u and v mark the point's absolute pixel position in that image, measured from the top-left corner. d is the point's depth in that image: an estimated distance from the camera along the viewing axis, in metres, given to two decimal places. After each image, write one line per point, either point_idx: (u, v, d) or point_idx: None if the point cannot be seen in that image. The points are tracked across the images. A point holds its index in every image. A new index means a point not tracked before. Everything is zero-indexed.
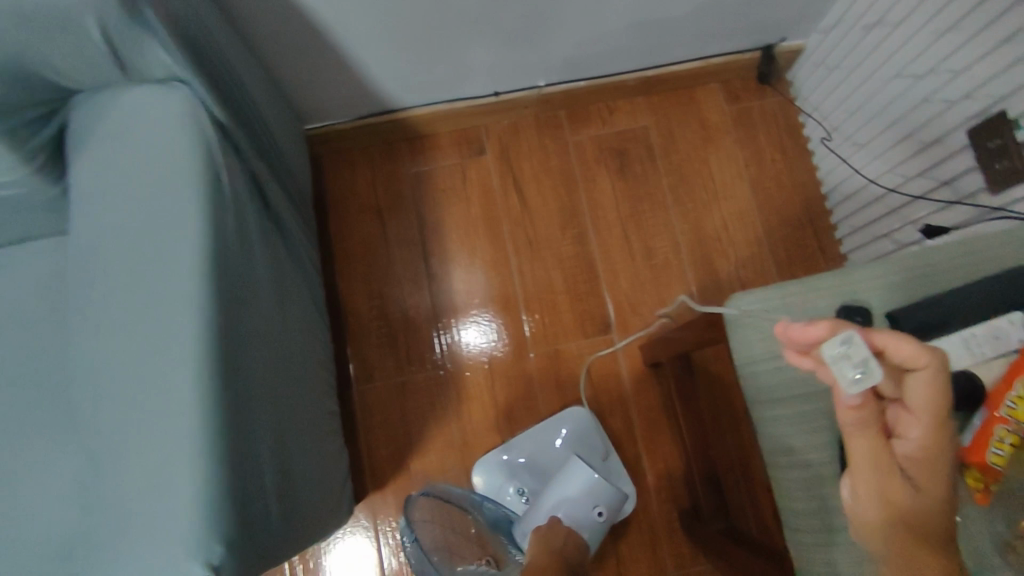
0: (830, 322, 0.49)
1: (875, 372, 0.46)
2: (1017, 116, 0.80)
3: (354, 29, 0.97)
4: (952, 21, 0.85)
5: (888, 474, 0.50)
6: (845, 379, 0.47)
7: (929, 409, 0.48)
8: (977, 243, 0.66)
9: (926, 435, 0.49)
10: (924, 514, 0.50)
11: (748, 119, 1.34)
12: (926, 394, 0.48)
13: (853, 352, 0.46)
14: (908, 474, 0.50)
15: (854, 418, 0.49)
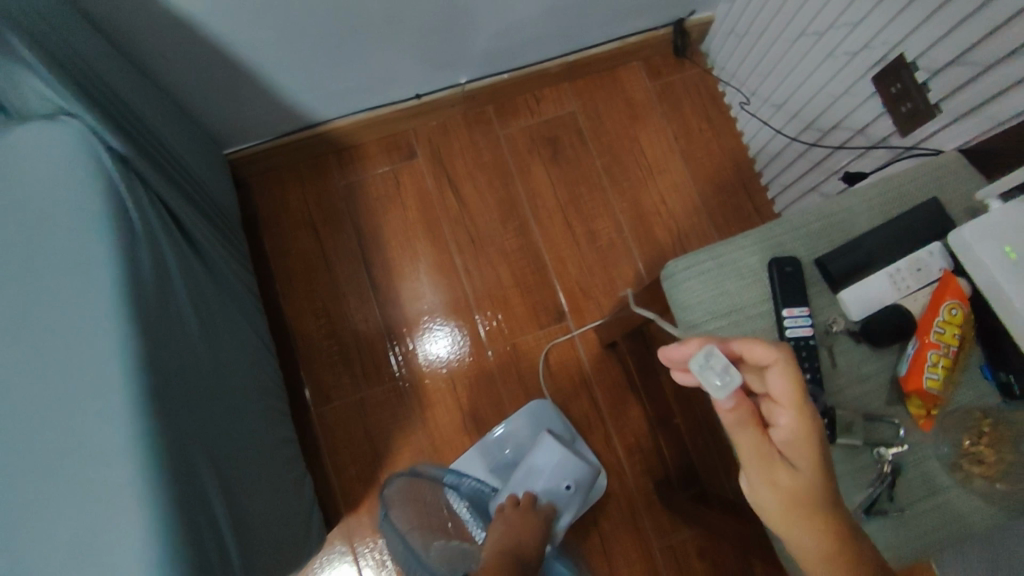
0: (696, 340, 0.54)
1: (736, 376, 0.50)
2: (914, 60, 0.83)
3: (258, 41, 0.94)
4: None
5: (771, 462, 0.51)
6: (711, 387, 0.51)
7: (790, 392, 0.50)
8: (892, 182, 0.68)
9: (794, 422, 0.50)
10: (812, 493, 0.50)
11: (671, 94, 1.36)
12: (783, 383, 0.51)
13: (715, 362, 0.51)
14: (790, 460, 0.51)
15: (731, 418, 0.51)
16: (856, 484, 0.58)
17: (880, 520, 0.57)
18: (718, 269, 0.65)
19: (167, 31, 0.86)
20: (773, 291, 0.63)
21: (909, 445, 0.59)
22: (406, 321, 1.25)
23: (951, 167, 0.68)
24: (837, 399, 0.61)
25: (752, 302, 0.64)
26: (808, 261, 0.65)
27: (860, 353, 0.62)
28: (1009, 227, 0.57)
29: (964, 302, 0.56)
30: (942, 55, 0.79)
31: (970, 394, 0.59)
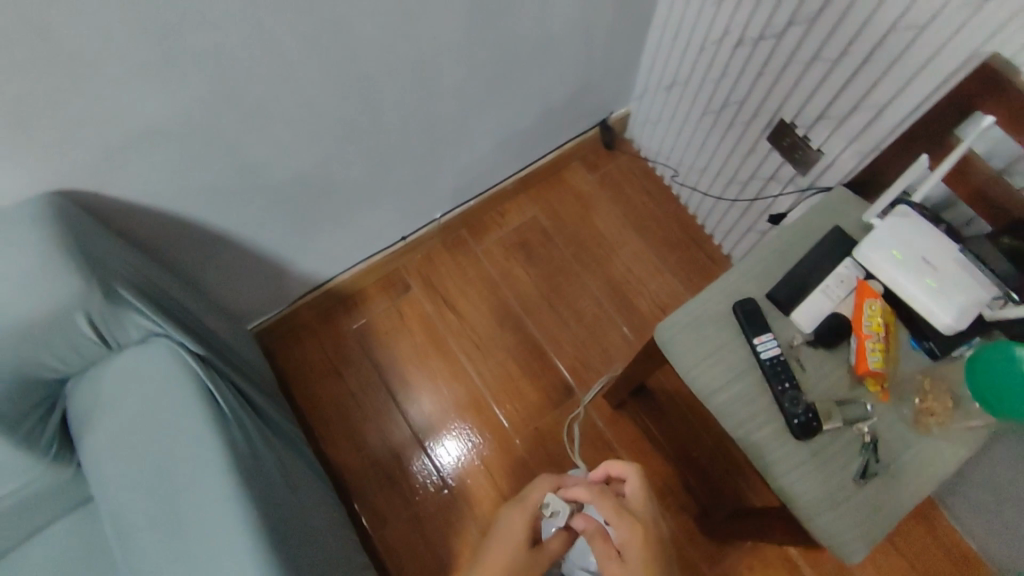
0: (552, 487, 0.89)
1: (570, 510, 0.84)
2: (792, 120, 1.06)
3: (275, 229, 1.13)
4: (722, 70, 1.13)
5: (609, 557, 0.79)
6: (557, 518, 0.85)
7: (609, 510, 0.82)
8: (804, 220, 0.87)
9: (621, 530, 0.80)
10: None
11: (612, 180, 1.59)
12: (606, 508, 0.83)
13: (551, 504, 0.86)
14: (623, 556, 0.79)
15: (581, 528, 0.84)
16: (851, 454, 0.75)
17: (877, 476, 0.74)
18: (695, 322, 0.83)
19: (206, 244, 1.04)
20: (743, 326, 0.80)
21: (876, 415, 0.76)
22: (437, 433, 1.38)
23: (841, 199, 0.89)
24: (815, 393, 0.78)
25: (729, 338, 0.81)
26: (761, 295, 0.83)
27: (822, 354, 0.79)
28: (889, 236, 0.79)
29: (879, 297, 0.77)
30: (809, 115, 1.02)
31: (907, 363, 0.79)
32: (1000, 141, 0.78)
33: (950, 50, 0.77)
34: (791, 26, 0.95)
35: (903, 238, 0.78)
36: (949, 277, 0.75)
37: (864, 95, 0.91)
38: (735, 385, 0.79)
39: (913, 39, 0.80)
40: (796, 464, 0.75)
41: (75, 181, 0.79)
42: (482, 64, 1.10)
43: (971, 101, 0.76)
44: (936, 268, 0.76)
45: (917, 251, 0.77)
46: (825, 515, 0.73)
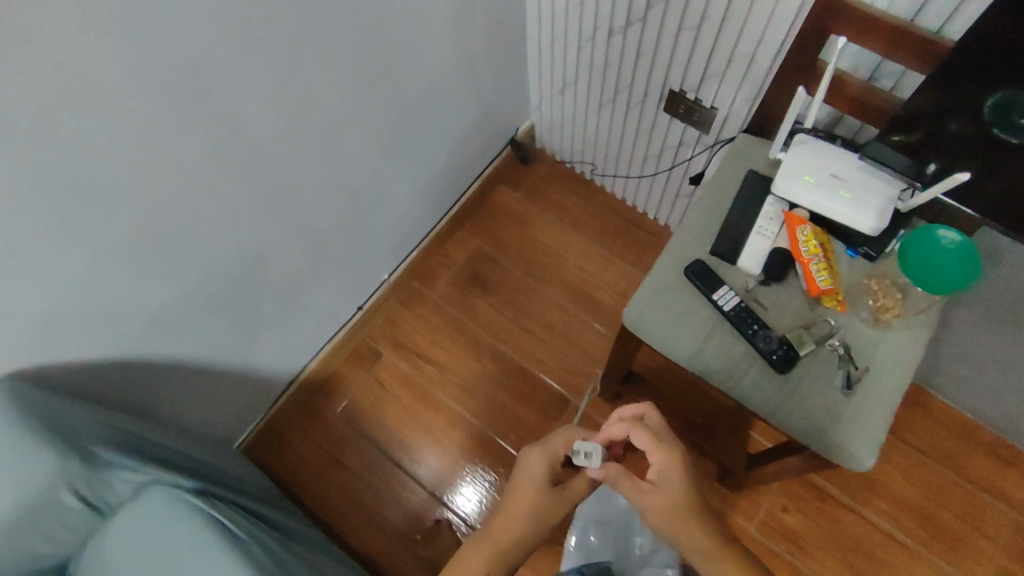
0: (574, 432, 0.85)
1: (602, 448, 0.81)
2: (680, 88, 1.12)
3: (230, 341, 1.12)
4: (603, 61, 1.19)
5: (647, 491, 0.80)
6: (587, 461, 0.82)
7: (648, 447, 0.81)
8: (718, 175, 0.92)
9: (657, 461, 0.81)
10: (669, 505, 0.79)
11: (539, 188, 1.61)
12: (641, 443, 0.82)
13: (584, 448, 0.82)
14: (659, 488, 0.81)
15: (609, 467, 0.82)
16: (832, 369, 0.80)
17: (860, 383, 0.80)
18: (655, 298, 0.85)
19: (166, 378, 1.02)
20: (699, 288, 0.84)
21: (839, 326, 0.82)
22: (450, 483, 1.38)
23: (747, 145, 0.94)
24: (783, 325, 0.82)
25: (692, 302, 0.84)
26: (708, 255, 0.86)
27: (775, 289, 0.84)
28: (797, 165, 0.84)
29: (807, 223, 0.82)
30: (693, 79, 1.08)
31: (850, 273, 0.85)
32: (860, 56, 0.86)
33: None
34: (650, 7, 1.01)
35: (809, 164, 0.84)
36: (859, 187, 0.82)
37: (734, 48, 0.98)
38: (710, 343, 0.82)
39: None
40: (788, 394, 0.80)
41: (16, 360, 0.77)
42: (383, 121, 1.13)
43: (825, 26, 0.83)
44: (845, 182, 0.83)
45: (825, 171, 0.84)
46: (829, 432, 0.78)
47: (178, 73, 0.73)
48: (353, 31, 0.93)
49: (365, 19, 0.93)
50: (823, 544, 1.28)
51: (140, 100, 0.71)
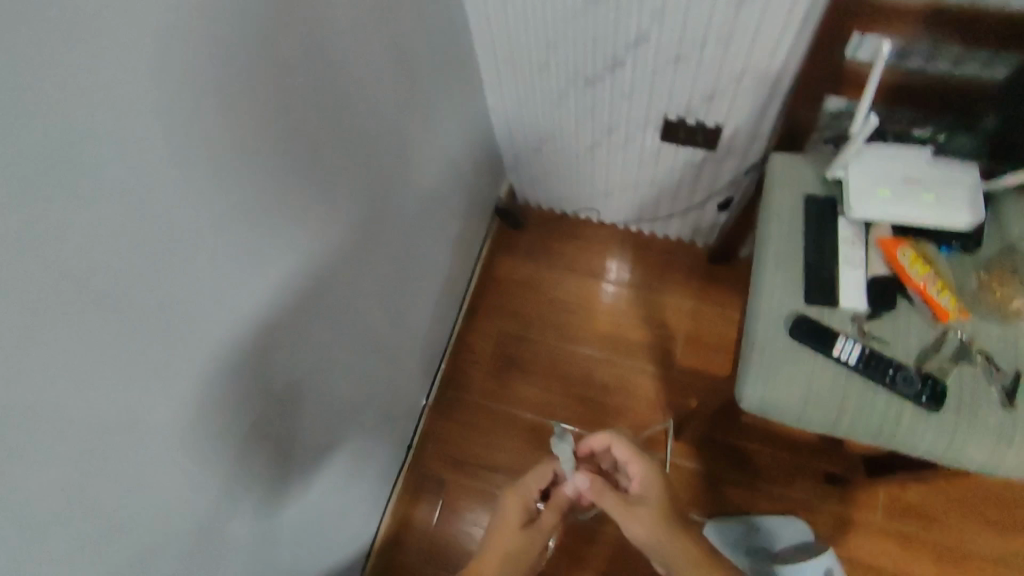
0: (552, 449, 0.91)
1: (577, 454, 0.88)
2: (681, 116, 1.03)
3: (306, 556, 0.96)
4: (590, 106, 1.08)
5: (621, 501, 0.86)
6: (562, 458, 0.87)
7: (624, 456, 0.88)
8: (775, 211, 0.83)
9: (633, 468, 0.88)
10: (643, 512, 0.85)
11: (537, 245, 1.49)
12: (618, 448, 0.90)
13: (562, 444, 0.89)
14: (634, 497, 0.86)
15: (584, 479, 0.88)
16: (983, 387, 0.72)
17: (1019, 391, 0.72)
18: (768, 371, 0.76)
19: None
20: (812, 346, 0.75)
21: (971, 335, 0.74)
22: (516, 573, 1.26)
23: (790, 166, 0.85)
24: (915, 357, 0.74)
25: (812, 363, 0.75)
26: (804, 305, 0.78)
27: (891, 319, 0.75)
28: (868, 185, 0.76)
29: (904, 244, 0.75)
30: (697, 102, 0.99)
31: (952, 272, 0.78)
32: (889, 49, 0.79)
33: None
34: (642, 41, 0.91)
35: (879, 178, 0.77)
36: (938, 185, 0.75)
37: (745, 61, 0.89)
38: (850, 404, 0.73)
39: (760, 1, 0.79)
40: (951, 431, 0.72)
41: None
42: (393, 266, 0.99)
43: (846, 26, 0.75)
44: (925, 184, 0.75)
45: (898, 180, 0.76)
46: (1011, 457, 0.71)
47: (223, 353, 0.57)
48: (364, 201, 0.80)
49: (365, 173, 0.79)
50: (964, 514, 1.21)
51: (181, 393, 0.53)
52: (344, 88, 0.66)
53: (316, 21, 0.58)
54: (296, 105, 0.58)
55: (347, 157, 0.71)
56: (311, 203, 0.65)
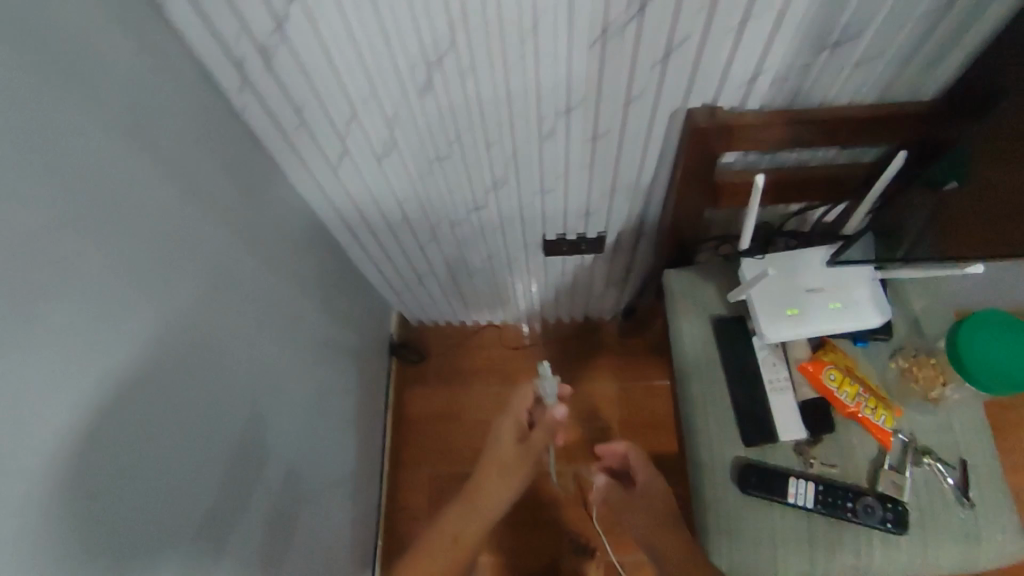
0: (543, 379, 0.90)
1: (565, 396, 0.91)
2: (560, 232, 0.97)
3: None
4: (462, 239, 0.99)
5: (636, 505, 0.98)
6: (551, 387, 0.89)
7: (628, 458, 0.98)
8: (688, 349, 0.78)
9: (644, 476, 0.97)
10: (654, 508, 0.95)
11: (446, 369, 1.39)
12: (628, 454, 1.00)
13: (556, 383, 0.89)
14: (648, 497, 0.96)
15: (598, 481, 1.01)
16: (938, 488, 0.69)
17: (971, 482, 0.69)
18: (731, 536, 0.70)
19: None
20: (767, 497, 0.69)
21: (911, 433, 0.71)
22: None
23: (689, 290, 0.81)
24: (867, 476, 0.70)
25: (772, 516, 0.70)
26: (746, 450, 0.72)
27: (833, 440, 0.71)
28: (775, 307, 0.72)
29: (827, 365, 0.71)
30: (573, 219, 0.93)
31: (873, 366, 0.75)
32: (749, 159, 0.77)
33: (655, 119, 0.71)
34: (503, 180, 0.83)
35: (784, 297, 0.72)
36: (842, 293, 0.71)
37: (613, 180, 0.83)
38: (821, 549, 0.68)
39: (615, 132, 0.73)
40: (924, 547, 0.67)
41: None
42: (295, 496, 0.85)
43: (711, 150, 0.71)
44: (828, 291, 0.71)
45: (802, 293, 0.72)
46: (986, 555, 0.68)
47: None
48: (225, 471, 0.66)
49: (221, 437, 0.65)
50: None
51: None
52: (158, 395, 0.54)
53: (86, 363, 0.45)
54: (84, 468, 0.45)
55: (184, 453, 0.58)
56: (146, 539, 0.52)
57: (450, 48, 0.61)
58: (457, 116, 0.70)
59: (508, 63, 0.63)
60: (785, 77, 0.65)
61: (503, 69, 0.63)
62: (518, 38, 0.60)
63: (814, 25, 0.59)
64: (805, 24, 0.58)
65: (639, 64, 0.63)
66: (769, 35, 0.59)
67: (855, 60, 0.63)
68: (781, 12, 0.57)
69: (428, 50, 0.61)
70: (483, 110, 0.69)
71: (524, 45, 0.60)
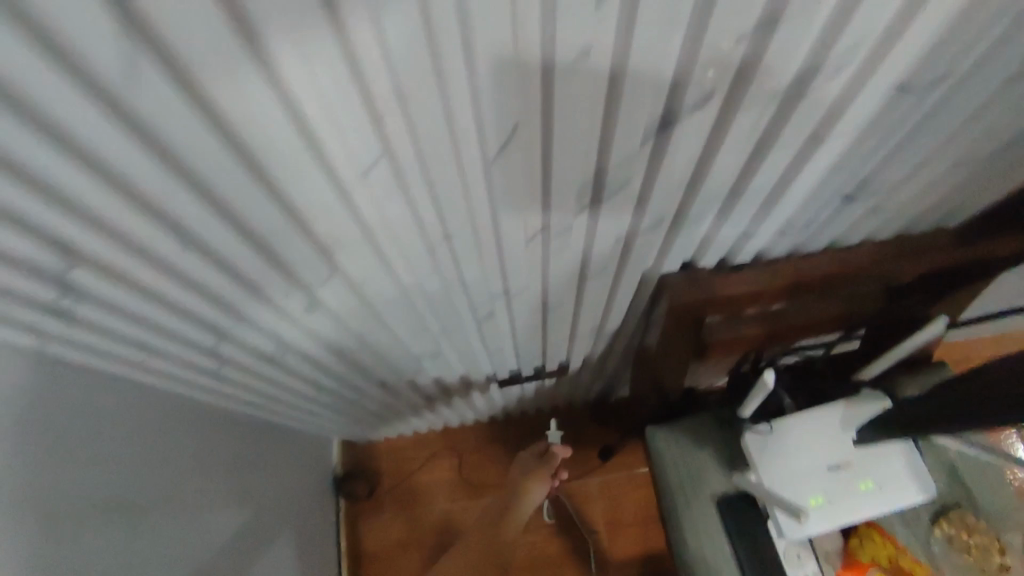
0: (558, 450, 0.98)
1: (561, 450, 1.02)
2: (514, 368, 0.81)
3: None
4: (396, 389, 0.82)
5: None
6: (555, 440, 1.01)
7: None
8: (690, 538, 0.63)
9: None
10: None
11: (402, 489, 1.22)
12: None
13: None
14: None
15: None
16: None
17: None
18: None
19: None
20: None
21: None
22: None
23: (681, 456, 0.67)
24: None
25: None
26: None
27: None
28: (794, 496, 0.58)
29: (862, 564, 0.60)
30: (528, 359, 0.77)
31: (912, 538, 0.61)
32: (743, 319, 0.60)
33: (619, 284, 0.56)
34: (435, 348, 0.65)
35: (801, 481, 0.59)
36: (874, 470, 0.58)
37: (572, 328, 0.67)
38: None
39: (571, 300, 0.57)
40: None
41: None
42: None
43: (687, 313, 0.55)
44: (854, 466, 0.58)
45: (823, 473, 0.59)
46: None
47: None
48: None
49: None
50: None
51: None
52: None
53: None
54: None
55: None
56: None
57: (337, 276, 0.43)
58: (365, 318, 0.53)
59: (421, 270, 0.46)
60: (787, 230, 0.50)
61: (415, 276, 0.46)
62: (429, 248, 0.42)
63: (825, 188, 0.43)
64: (814, 188, 0.43)
65: (596, 245, 0.46)
66: (764, 200, 0.44)
67: (873, 211, 0.48)
68: (781, 178, 0.41)
69: (308, 284, 0.43)
70: (398, 307, 0.52)
71: (439, 253, 0.43)
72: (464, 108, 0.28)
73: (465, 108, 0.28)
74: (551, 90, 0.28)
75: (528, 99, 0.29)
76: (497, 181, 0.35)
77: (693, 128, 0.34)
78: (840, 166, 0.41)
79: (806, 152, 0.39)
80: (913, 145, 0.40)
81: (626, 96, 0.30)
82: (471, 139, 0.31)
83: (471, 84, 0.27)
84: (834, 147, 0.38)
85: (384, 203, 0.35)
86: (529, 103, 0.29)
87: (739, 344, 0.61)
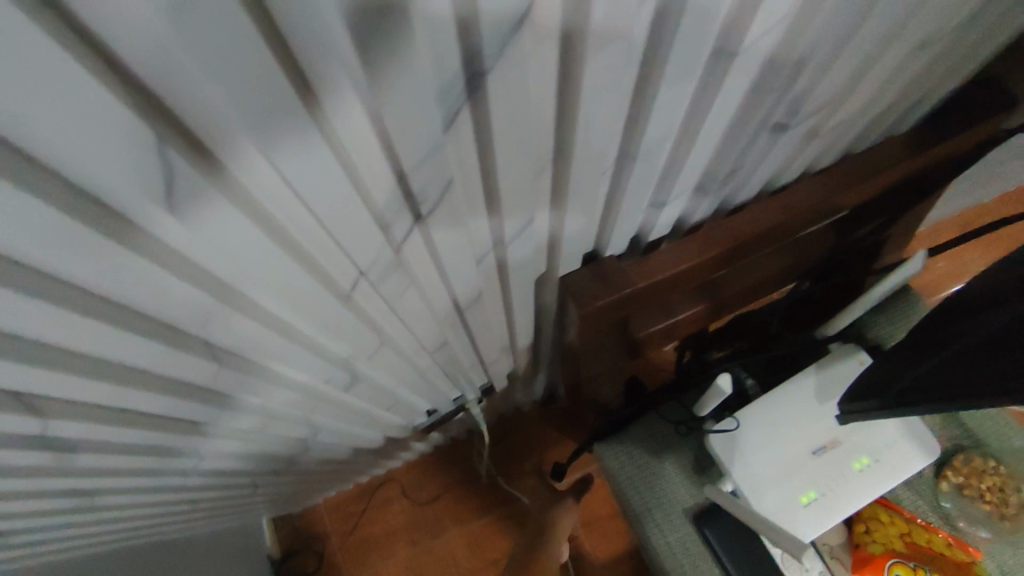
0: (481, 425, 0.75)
1: None
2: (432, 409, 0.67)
3: None
4: (295, 474, 0.66)
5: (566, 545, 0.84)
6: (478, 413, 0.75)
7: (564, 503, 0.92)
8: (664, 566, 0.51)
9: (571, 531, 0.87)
10: None
11: (346, 557, 1.01)
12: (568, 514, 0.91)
13: None
14: None
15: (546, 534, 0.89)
16: None
17: None
18: None
19: None
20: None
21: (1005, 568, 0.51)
22: None
23: (639, 471, 0.54)
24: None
25: None
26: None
27: None
28: (783, 498, 0.47)
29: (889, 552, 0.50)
30: (442, 399, 0.63)
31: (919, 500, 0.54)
32: (670, 308, 0.48)
33: (516, 300, 0.43)
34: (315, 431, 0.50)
35: (787, 479, 0.48)
36: (865, 445, 0.48)
37: (478, 357, 0.54)
38: None
39: (457, 331, 0.44)
40: None
41: None
42: None
43: (600, 321, 0.42)
44: (842, 444, 0.48)
45: (810, 460, 0.48)
46: None
47: None
48: None
49: None
50: None
51: None
52: None
53: None
54: None
55: None
56: None
57: (69, 420, 0.27)
58: (184, 442, 0.37)
59: (228, 374, 0.30)
60: (705, 188, 0.37)
61: (224, 382, 0.31)
62: (211, 346, 0.27)
63: (741, 128, 0.32)
64: (727, 130, 0.31)
65: (460, 271, 0.33)
66: (666, 161, 0.32)
67: (806, 138, 0.37)
68: (679, 129, 0.29)
69: (35, 438, 0.27)
70: (227, 417, 0.36)
71: (235, 347, 0.29)
72: (38, 140, 0.14)
73: (71, 155, 0.14)
74: (225, 89, 0.15)
75: (185, 104, 0.15)
76: (241, 243, 0.21)
77: (527, 92, 0.21)
78: (759, 92, 0.29)
79: (704, 91, 0.27)
80: (845, 53, 0.29)
81: (381, 62, 0.16)
82: (118, 192, 0.16)
83: (49, 122, 0.13)
84: (742, 73, 0.26)
85: (45, 318, 0.19)
86: (198, 115, 0.15)
87: (665, 329, 0.50)
